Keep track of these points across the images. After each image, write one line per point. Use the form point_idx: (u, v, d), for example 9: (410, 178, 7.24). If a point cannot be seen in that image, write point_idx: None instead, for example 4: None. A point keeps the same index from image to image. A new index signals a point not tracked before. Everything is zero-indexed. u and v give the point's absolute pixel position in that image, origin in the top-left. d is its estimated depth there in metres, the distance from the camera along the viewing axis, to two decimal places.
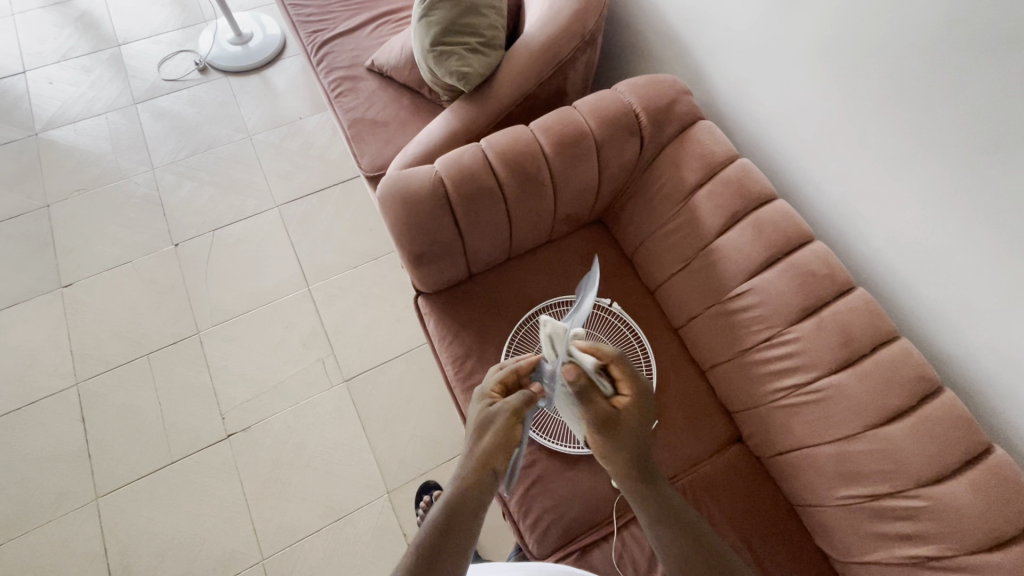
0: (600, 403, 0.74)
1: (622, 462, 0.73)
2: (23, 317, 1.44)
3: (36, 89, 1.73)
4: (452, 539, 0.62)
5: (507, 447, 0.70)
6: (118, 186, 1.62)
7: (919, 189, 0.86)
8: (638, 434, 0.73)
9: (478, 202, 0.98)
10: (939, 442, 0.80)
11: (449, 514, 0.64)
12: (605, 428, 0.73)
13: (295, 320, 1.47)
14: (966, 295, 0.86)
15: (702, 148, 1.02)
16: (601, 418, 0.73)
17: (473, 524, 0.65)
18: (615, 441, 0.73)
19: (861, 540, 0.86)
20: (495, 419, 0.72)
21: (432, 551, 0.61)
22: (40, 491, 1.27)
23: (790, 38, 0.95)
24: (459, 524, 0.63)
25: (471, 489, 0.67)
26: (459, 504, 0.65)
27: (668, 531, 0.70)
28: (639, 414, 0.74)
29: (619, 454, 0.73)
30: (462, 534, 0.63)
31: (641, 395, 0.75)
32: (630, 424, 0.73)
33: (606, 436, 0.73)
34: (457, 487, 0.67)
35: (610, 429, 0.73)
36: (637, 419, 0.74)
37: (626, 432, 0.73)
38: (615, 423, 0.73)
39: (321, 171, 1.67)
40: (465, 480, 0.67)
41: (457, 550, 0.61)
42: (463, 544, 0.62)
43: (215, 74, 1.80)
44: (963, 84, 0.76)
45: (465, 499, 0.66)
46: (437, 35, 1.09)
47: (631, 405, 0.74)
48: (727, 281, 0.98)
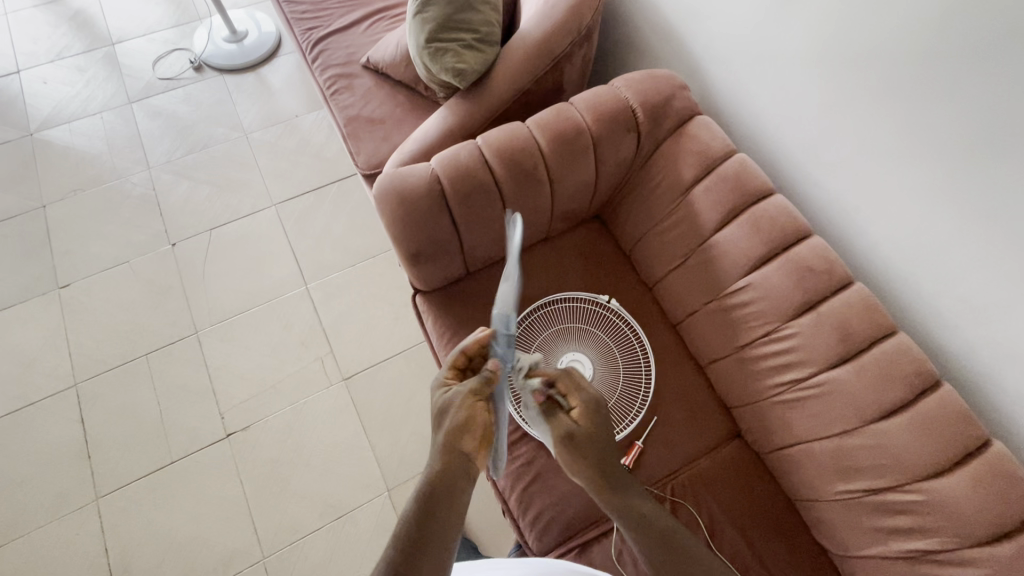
0: (562, 421, 0.73)
1: (586, 472, 0.72)
2: (21, 318, 1.44)
3: (30, 89, 1.72)
4: (432, 524, 0.62)
5: (468, 429, 0.70)
6: (114, 186, 1.61)
7: (917, 183, 0.86)
8: (598, 445, 0.72)
9: (474, 199, 0.97)
10: (937, 436, 0.80)
11: (426, 501, 0.64)
12: (566, 446, 0.72)
13: (293, 319, 1.47)
14: (964, 290, 0.85)
15: (699, 143, 1.01)
16: (562, 434, 0.72)
17: (451, 505, 0.64)
18: (573, 455, 0.72)
19: (858, 535, 0.87)
20: (453, 404, 0.71)
21: (413, 539, 0.60)
22: (40, 492, 1.27)
23: (787, 32, 0.94)
24: (437, 509, 0.63)
25: (443, 475, 0.66)
26: (434, 491, 0.65)
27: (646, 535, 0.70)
28: (595, 422, 0.73)
29: (585, 467, 0.72)
30: (441, 517, 0.62)
31: (598, 405, 0.74)
32: (589, 439, 0.72)
33: (569, 450, 0.72)
34: (430, 477, 0.66)
35: (574, 446, 0.72)
36: (598, 429, 0.73)
37: (588, 445, 0.72)
38: (575, 438, 0.72)
39: (318, 169, 1.67)
40: (435, 468, 0.67)
41: (439, 533, 0.61)
42: (444, 527, 0.62)
43: (210, 72, 1.79)
44: (960, 77, 0.75)
45: (439, 485, 0.65)
46: (432, 31, 1.08)
47: (586, 416, 0.73)
48: (725, 276, 0.98)
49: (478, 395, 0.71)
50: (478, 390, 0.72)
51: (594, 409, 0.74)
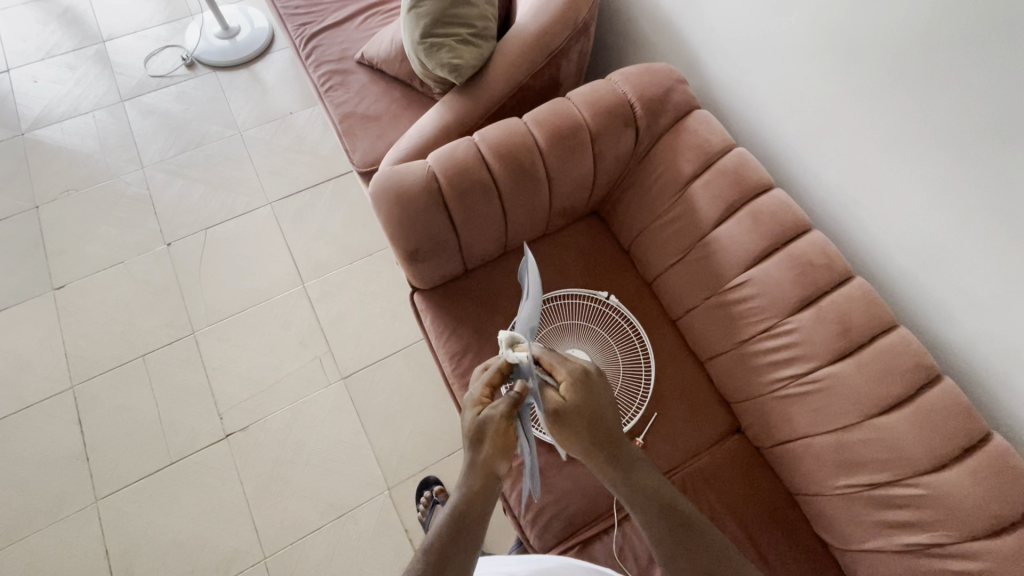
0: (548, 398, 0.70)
1: (582, 446, 0.71)
2: (15, 321, 1.43)
3: (20, 88, 1.70)
4: (462, 549, 0.62)
5: (507, 451, 0.69)
6: (107, 185, 1.60)
7: (918, 175, 0.85)
8: (588, 413, 0.70)
9: (472, 197, 0.97)
10: (937, 430, 0.80)
11: (454, 523, 0.64)
12: (557, 421, 0.70)
13: (291, 318, 1.46)
14: (966, 283, 0.85)
15: (698, 137, 1.00)
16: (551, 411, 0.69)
17: (480, 529, 0.64)
18: (568, 431, 0.70)
19: (859, 528, 0.87)
20: (489, 429, 0.68)
21: (441, 561, 0.60)
22: (39, 495, 1.27)
23: (787, 25, 0.93)
24: (465, 533, 0.63)
25: (474, 497, 0.66)
26: (465, 512, 0.65)
27: (640, 503, 0.72)
28: (586, 390, 0.71)
29: (580, 442, 0.71)
30: (470, 542, 0.63)
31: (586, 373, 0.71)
32: (579, 409, 0.70)
33: (560, 426, 0.70)
34: (461, 496, 0.66)
35: (562, 418, 0.70)
36: (591, 397, 0.71)
37: (581, 416, 0.69)
38: (563, 412, 0.69)
39: (314, 166, 1.65)
40: (468, 488, 0.66)
41: (467, 560, 0.61)
42: (472, 551, 0.62)
43: (203, 69, 1.77)
44: (963, 68, 0.74)
45: (471, 507, 0.65)
46: (426, 26, 1.07)
47: (574, 386, 0.70)
48: (725, 271, 0.98)
49: (513, 419, 0.70)
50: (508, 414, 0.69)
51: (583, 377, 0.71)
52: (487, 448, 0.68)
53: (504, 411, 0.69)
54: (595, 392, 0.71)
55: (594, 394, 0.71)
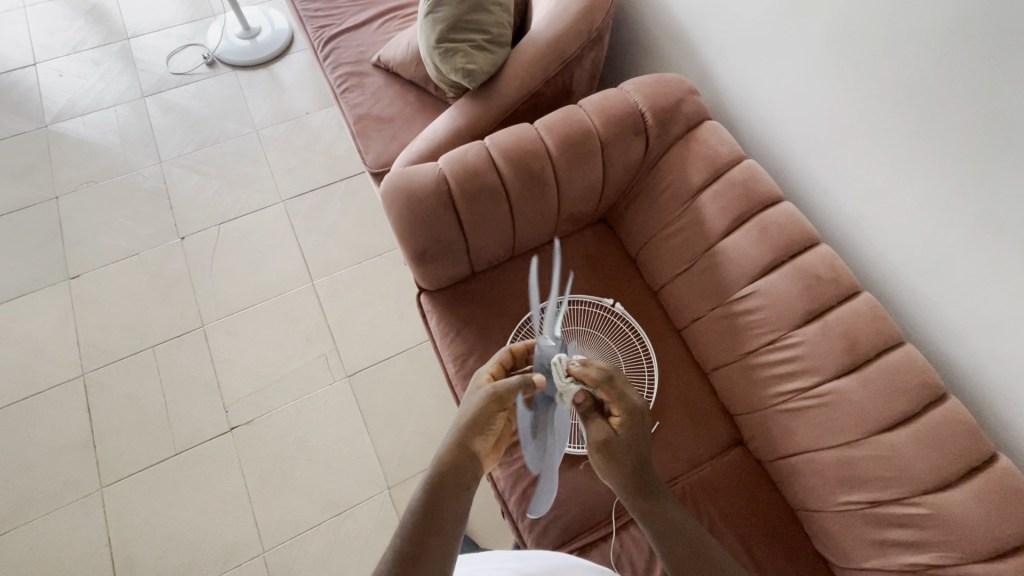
0: (598, 427, 0.73)
1: (622, 480, 0.72)
2: (31, 308, 1.46)
3: (46, 81, 1.74)
4: (439, 517, 0.63)
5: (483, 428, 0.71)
6: (125, 178, 1.63)
7: (928, 193, 0.85)
8: (635, 447, 0.72)
9: (481, 200, 0.98)
10: (940, 449, 0.79)
11: (431, 493, 0.65)
12: (604, 452, 0.72)
13: (299, 314, 1.48)
14: (973, 303, 0.85)
15: (708, 148, 1.01)
16: (599, 442, 0.72)
17: (455, 505, 0.65)
18: (613, 463, 0.71)
19: (860, 545, 0.86)
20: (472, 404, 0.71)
21: (416, 531, 0.61)
22: (46, 479, 1.29)
23: (801, 39, 0.93)
24: (440, 506, 0.64)
25: (447, 473, 0.67)
26: (439, 486, 0.65)
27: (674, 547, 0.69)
28: (636, 431, 0.72)
29: (620, 476, 0.72)
30: (445, 511, 0.63)
31: (641, 415, 0.72)
32: (628, 444, 0.72)
33: (605, 457, 0.72)
34: (435, 473, 0.67)
35: (609, 453, 0.72)
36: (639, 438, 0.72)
37: (627, 454, 0.72)
38: (611, 442, 0.72)
39: (327, 166, 1.67)
40: (443, 462, 0.68)
41: (443, 529, 0.62)
42: (448, 522, 0.63)
43: (223, 68, 1.81)
44: (968, 86, 0.75)
45: (445, 481, 0.66)
46: (443, 32, 1.08)
47: (625, 424, 0.72)
48: (732, 282, 0.97)
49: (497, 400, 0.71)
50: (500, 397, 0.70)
51: (636, 418, 0.72)
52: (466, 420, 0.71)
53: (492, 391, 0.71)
54: (647, 429, 0.73)
55: (645, 432, 0.73)
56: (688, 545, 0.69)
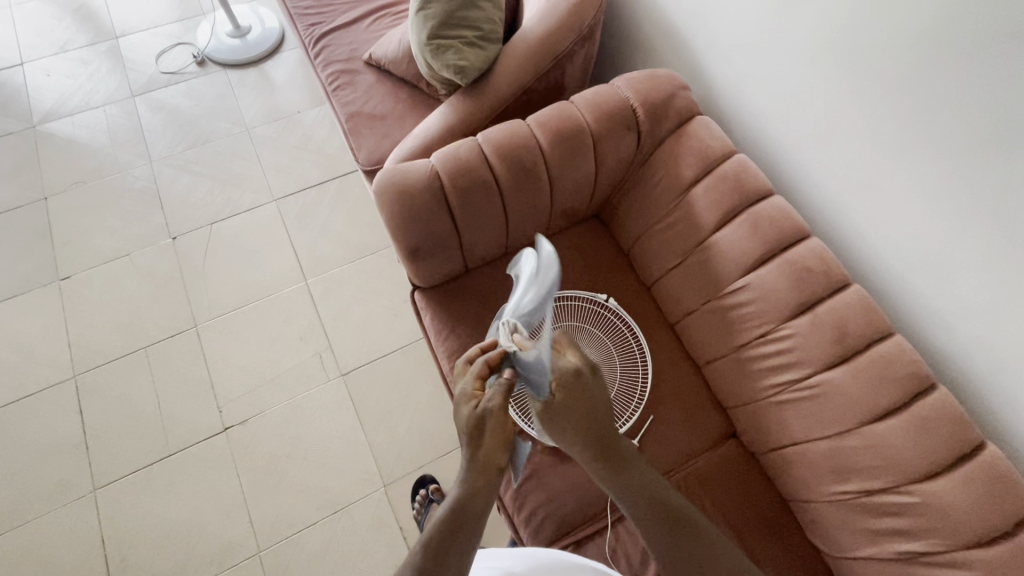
0: (536, 394, 0.73)
1: (578, 443, 0.72)
2: (21, 310, 1.44)
3: (33, 81, 1.73)
4: (462, 536, 0.63)
5: (506, 443, 0.70)
6: (115, 179, 1.62)
7: (916, 184, 0.86)
8: (583, 413, 0.70)
9: (474, 195, 0.98)
10: (930, 438, 0.80)
11: (455, 511, 0.65)
12: (548, 418, 0.71)
13: (293, 313, 1.48)
14: (960, 293, 0.86)
15: (699, 143, 1.01)
16: (541, 408, 0.72)
17: (478, 524, 0.65)
18: (563, 427, 0.71)
19: (852, 534, 0.87)
20: (488, 421, 0.68)
21: (439, 547, 0.61)
22: (38, 482, 1.28)
23: (790, 34, 0.94)
24: (466, 523, 0.64)
25: (477, 491, 0.67)
26: (466, 503, 0.65)
27: (643, 511, 0.71)
28: (577, 392, 0.70)
29: (574, 440, 0.71)
30: (470, 532, 0.64)
31: (576, 374, 0.69)
32: (573, 410, 0.70)
33: (552, 422, 0.72)
34: (464, 487, 0.67)
35: (553, 418, 0.71)
36: (581, 399, 0.70)
37: (570, 415, 0.70)
38: (551, 409, 0.71)
39: (319, 165, 1.67)
40: (472, 481, 0.67)
41: (467, 545, 0.63)
42: (469, 540, 0.63)
43: (213, 67, 1.80)
44: (955, 77, 0.76)
45: (472, 501, 0.66)
46: (434, 28, 1.08)
47: (563, 386, 0.70)
48: (724, 275, 0.98)
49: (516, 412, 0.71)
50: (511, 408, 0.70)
51: (571, 378, 0.70)
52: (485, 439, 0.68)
53: (498, 405, 0.69)
54: (589, 391, 0.70)
55: (591, 395, 0.71)
56: (654, 505, 0.71)
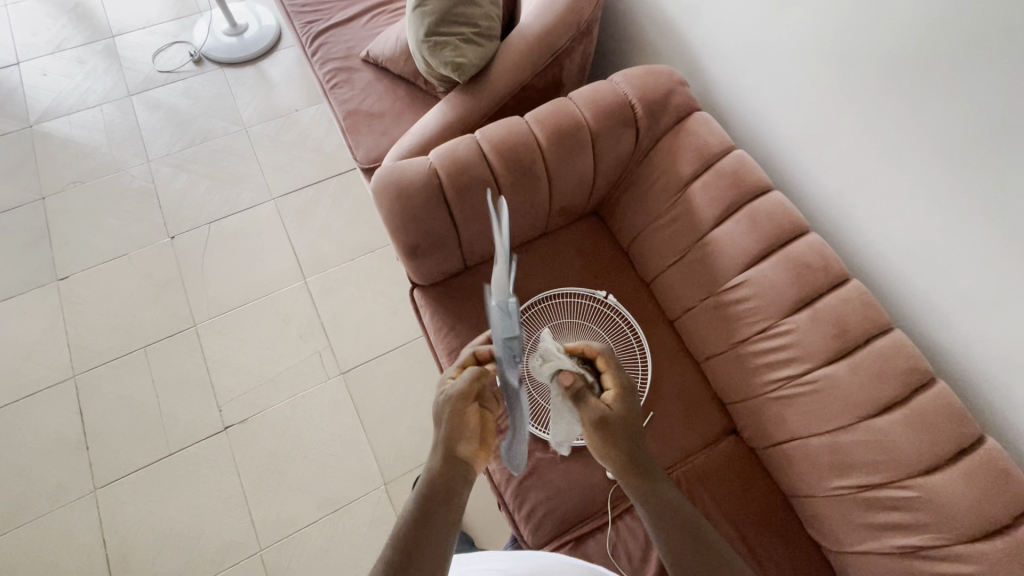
0: (595, 404, 0.71)
1: (620, 457, 0.72)
2: (20, 310, 1.44)
3: (30, 81, 1.72)
4: (431, 524, 0.62)
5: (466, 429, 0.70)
6: (113, 178, 1.61)
7: (914, 179, 0.86)
8: (630, 425, 0.72)
9: (472, 193, 0.98)
10: (929, 432, 0.81)
11: (423, 500, 0.64)
12: (599, 429, 0.71)
13: (293, 312, 1.47)
14: (960, 288, 0.86)
15: (698, 139, 1.01)
16: (597, 419, 0.71)
17: (450, 510, 0.64)
18: (610, 440, 0.71)
19: (852, 529, 0.87)
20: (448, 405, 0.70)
21: (411, 538, 0.60)
22: (38, 482, 1.28)
23: (788, 29, 0.94)
24: (436, 509, 0.64)
25: (435, 479, 0.66)
26: (434, 490, 0.65)
27: (671, 531, 0.68)
28: (630, 406, 0.74)
29: (616, 455, 0.72)
30: (440, 518, 0.63)
31: (632, 388, 0.74)
32: (622, 420, 0.72)
33: (602, 435, 0.71)
34: (423, 481, 0.66)
35: (606, 429, 0.71)
36: (632, 413, 0.73)
37: (624, 428, 0.71)
38: (609, 419, 0.71)
39: (317, 163, 1.67)
40: (435, 467, 0.67)
41: (435, 533, 0.61)
42: (442, 527, 0.62)
43: (210, 65, 1.79)
44: (952, 71, 0.76)
45: (438, 487, 0.65)
46: (431, 25, 1.07)
47: (621, 399, 0.74)
48: (723, 272, 0.98)
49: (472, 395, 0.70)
50: (467, 392, 0.70)
51: (626, 392, 0.74)
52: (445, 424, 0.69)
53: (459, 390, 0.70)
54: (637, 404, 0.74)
55: (635, 407, 0.74)
56: (685, 528, 0.68)
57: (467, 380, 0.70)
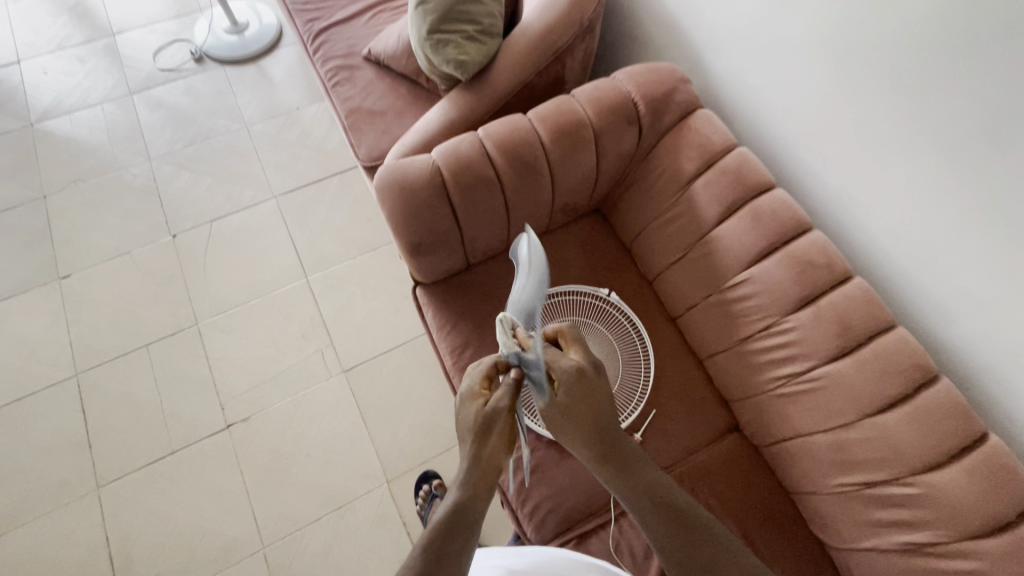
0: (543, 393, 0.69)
1: (584, 445, 0.70)
2: (22, 309, 1.44)
3: (31, 79, 1.72)
4: (464, 533, 0.62)
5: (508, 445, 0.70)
6: (114, 177, 1.61)
7: (917, 176, 0.86)
8: (586, 415, 0.68)
9: (475, 191, 0.97)
10: (933, 429, 0.81)
11: (458, 509, 0.64)
12: (555, 417, 0.70)
13: (295, 310, 1.47)
14: (963, 285, 0.86)
15: (700, 137, 1.01)
16: (546, 406, 0.70)
17: (479, 525, 0.65)
18: (569, 429, 0.70)
19: (854, 526, 0.87)
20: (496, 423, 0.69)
21: (443, 538, 0.60)
22: (41, 481, 1.28)
23: (791, 26, 0.94)
24: (469, 519, 0.64)
25: (478, 495, 0.66)
26: (468, 501, 0.65)
27: (649, 511, 0.71)
28: (589, 394, 0.68)
29: (580, 443, 0.70)
30: (473, 529, 0.63)
31: (578, 374, 0.67)
32: (573, 409, 0.68)
33: (560, 423, 0.70)
34: (464, 490, 0.66)
35: (559, 416, 0.69)
36: (590, 401, 0.68)
37: (576, 417, 0.68)
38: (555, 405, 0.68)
39: (318, 162, 1.66)
40: (475, 482, 0.67)
41: (467, 544, 0.61)
42: (472, 536, 0.62)
43: (211, 63, 1.79)
44: (956, 68, 0.75)
45: (472, 501, 0.66)
46: (433, 22, 1.07)
47: (568, 384, 0.67)
48: (725, 269, 0.98)
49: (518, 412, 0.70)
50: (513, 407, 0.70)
51: (574, 379, 0.67)
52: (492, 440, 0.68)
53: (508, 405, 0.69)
54: (592, 394, 0.68)
55: (591, 397, 0.68)
56: (668, 511, 0.71)
57: (500, 398, 0.69)
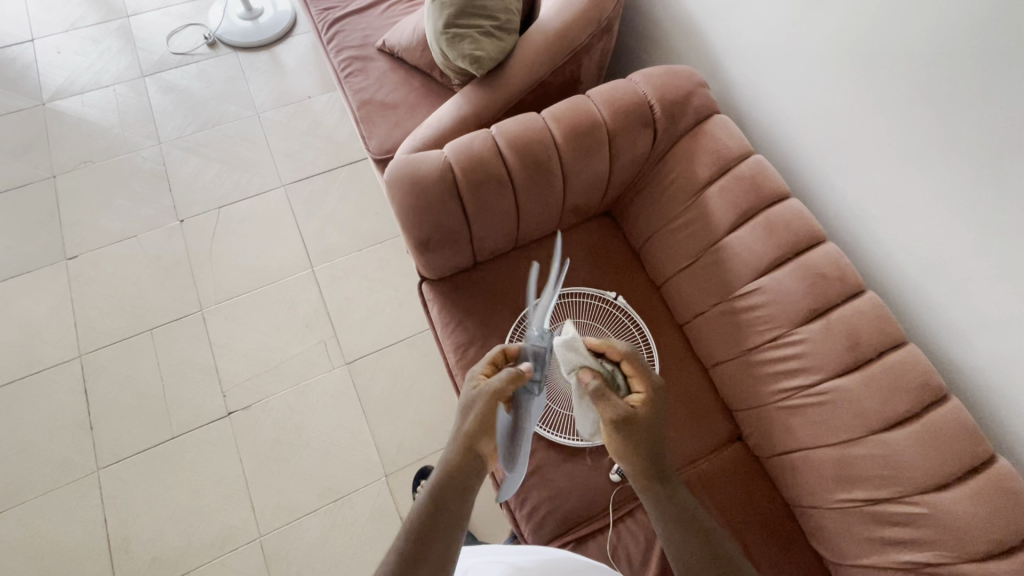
0: (620, 403, 0.71)
1: (637, 459, 0.72)
2: (27, 288, 1.44)
3: (44, 58, 1.71)
4: (441, 522, 0.64)
5: (491, 428, 0.68)
6: (124, 159, 1.61)
7: (937, 193, 0.84)
8: (654, 428, 0.73)
9: (487, 189, 0.97)
10: (941, 449, 0.79)
11: (437, 495, 0.66)
12: (622, 427, 0.71)
13: (299, 300, 1.47)
14: (977, 305, 0.84)
15: (716, 142, 1.00)
16: (618, 417, 0.71)
17: (459, 506, 0.66)
18: (630, 442, 0.71)
19: (853, 542, 0.86)
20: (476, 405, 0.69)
21: (423, 532, 0.63)
22: (41, 460, 1.28)
23: (814, 34, 0.92)
24: (447, 505, 0.65)
25: (456, 475, 0.67)
26: (445, 487, 0.66)
27: (683, 533, 0.71)
28: (655, 411, 0.74)
29: (637, 453, 0.72)
30: (450, 517, 0.65)
31: (662, 392, 0.76)
32: (647, 421, 0.72)
33: (624, 434, 0.71)
34: (444, 472, 0.67)
35: (630, 428, 0.71)
36: (655, 414, 0.74)
37: (647, 430, 0.72)
38: (634, 420, 0.71)
39: (328, 152, 1.66)
40: (451, 462, 0.68)
41: (445, 532, 0.64)
42: (453, 523, 0.65)
43: (224, 49, 1.78)
44: (984, 85, 0.74)
45: (451, 484, 0.66)
46: (450, 16, 1.06)
47: (647, 400, 0.74)
48: (736, 278, 0.97)
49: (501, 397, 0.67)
50: (501, 393, 0.67)
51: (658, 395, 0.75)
52: (472, 423, 0.68)
53: (491, 390, 0.68)
54: (662, 413, 0.75)
55: (661, 414, 0.75)
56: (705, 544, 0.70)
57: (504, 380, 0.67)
